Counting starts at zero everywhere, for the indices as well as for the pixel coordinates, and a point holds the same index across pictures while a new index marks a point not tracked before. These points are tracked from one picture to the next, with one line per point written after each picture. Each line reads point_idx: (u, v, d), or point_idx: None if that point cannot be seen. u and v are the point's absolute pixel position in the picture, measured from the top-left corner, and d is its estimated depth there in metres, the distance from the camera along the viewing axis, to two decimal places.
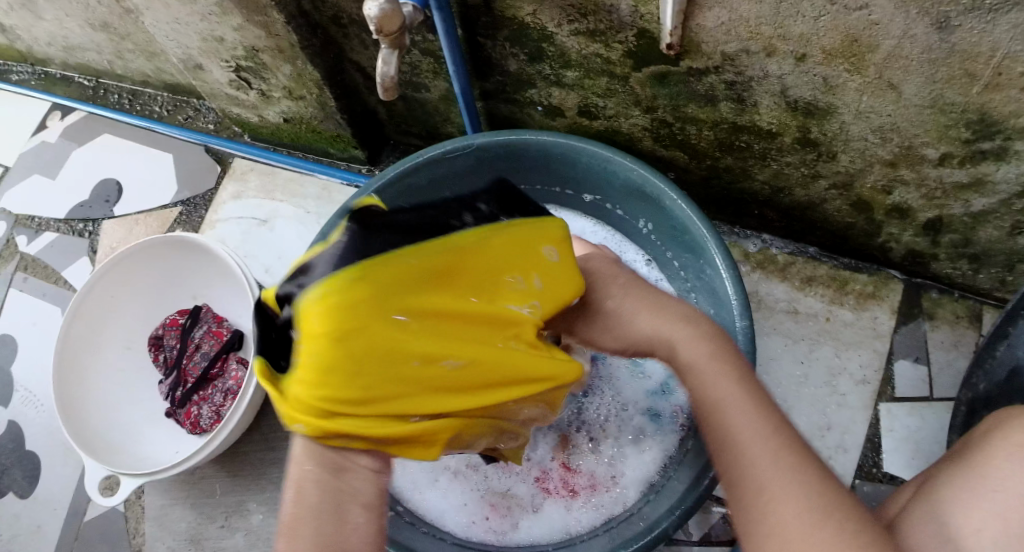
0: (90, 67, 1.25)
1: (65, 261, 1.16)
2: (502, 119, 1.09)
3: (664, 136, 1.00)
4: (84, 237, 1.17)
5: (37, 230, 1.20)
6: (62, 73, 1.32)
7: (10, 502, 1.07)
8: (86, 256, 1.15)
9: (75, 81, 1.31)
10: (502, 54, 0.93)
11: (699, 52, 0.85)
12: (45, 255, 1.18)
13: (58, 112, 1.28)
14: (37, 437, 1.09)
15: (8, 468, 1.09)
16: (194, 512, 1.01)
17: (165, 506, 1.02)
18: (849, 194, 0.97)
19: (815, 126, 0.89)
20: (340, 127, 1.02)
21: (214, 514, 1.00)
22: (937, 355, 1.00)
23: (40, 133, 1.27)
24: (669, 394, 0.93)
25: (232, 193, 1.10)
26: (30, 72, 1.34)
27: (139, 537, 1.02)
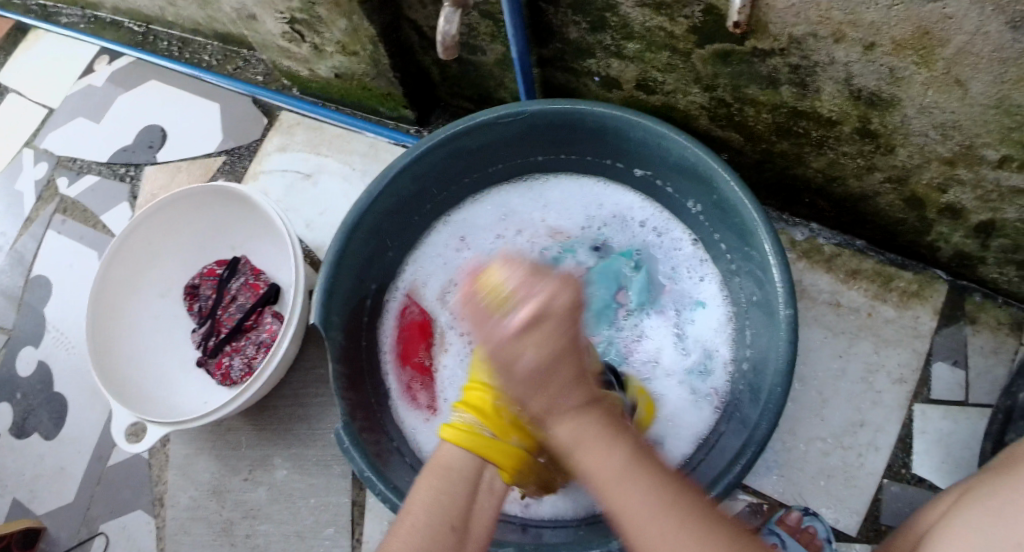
0: (141, 13, 1.25)
1: (104, 205, 1.16)
2: (556, 88, 1.08)
3: (721, 116, 0.99)
4: (126, 182, 1.17)
5: (79, 173, 1.20)
6: (112, 17, 1.31)
7: (37, 443, 1.08)
8: (126, 201, 1.15)
9: (125, 26, 1.30)
10: (563, 21, 0.92)
11: (766, 33, 0.83)
12: (85, 198, 1.18)
13: (106, 57, 1.28)
14: (66, 379, 1.10)
15: (35, 409, 1.09)
16: (218, 463, 1.01)
17: (190, 456, 1.02)
18: (902, 189, 0.95)
19: (876, 117, 0.88)
20: (391, 86, 1.01)
21: (238, 466, 1.00)
22: (976, 360, 0.99)
23: (88, 76, 1.27)
24: (705, 377, 0.95)
25: (277, 145, 1.10)
26: (80, 16, 1.34)
27: (162, 485, 1.02)
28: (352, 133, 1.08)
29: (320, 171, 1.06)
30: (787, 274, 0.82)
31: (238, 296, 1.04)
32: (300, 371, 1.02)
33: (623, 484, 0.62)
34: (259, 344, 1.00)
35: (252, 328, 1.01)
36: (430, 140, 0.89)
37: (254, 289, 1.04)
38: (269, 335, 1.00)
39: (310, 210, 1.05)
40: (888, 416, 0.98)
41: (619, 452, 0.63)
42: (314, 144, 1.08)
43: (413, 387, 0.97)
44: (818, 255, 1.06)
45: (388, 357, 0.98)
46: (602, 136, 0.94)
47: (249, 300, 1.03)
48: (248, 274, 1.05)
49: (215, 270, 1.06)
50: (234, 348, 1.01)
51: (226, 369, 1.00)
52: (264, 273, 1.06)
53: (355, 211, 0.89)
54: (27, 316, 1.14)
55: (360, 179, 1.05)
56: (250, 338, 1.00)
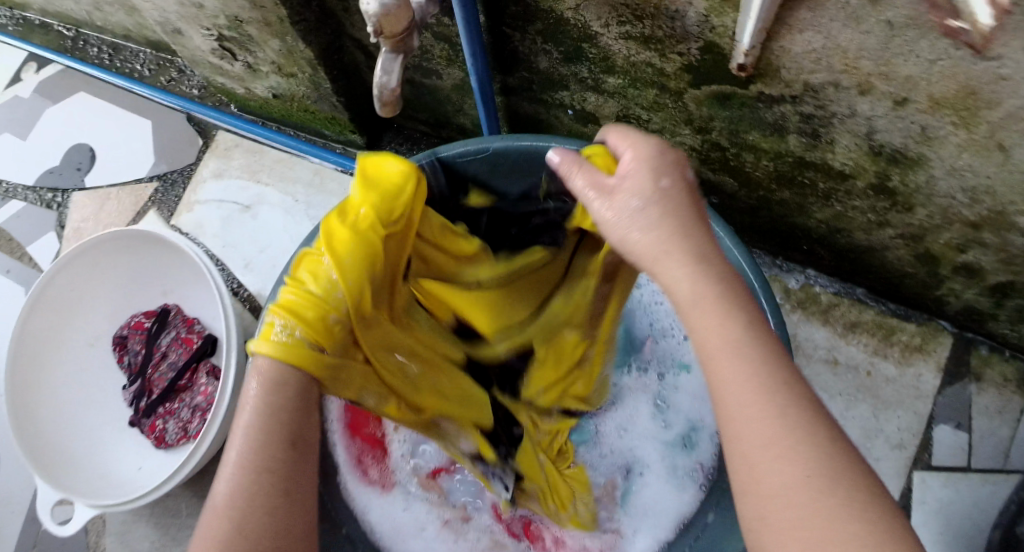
0: (69, 17, 1.11)
1: (27, 236, 1.02)
2: (524, 119, 0.96)
3: (714, 160, 0.87)
4: (52, 209, 1.03)
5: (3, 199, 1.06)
6: (40, 19, 1.17)
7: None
8: (54, 231, 1.02)
9: (54, 30, 1.16)
10: (531, 49, 0.82)
11: (777, 78, 0.72)
12: (11, 227, 1.03)
13: (33, 64, 1.14)
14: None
15: None
16: (157, 532, 0.92)
17: (128, 522, 0.93)
18: (915, 245, 0.85)
19: (897, 174, 0.76)
20: (336, 109, 0.87)
21: (179, 537, 0.91)
22: (979, 422, 0.91)
23: (15, 85, 1.14)
24: (690, 451, 0.85)
25: (213, 170, 1.00)
26: (7, 16, 1.19)
27: None
28: (298, 158, 0.99)
29: (260, 202, 0.97)
30: (788, 358, 0.70)
31: (169, 353, 0.95)
32: None
33: (726, 353, 0.49)
34: (194, 407, 0.92)
35: (186, 387, 0.93)
36: None
37: (186, 344, 0.95)
38: (205, 398, 0.92)
39: (250, 247, 0.95)
40: (886, 485, 0.90)
41: (708, 288, 0.51)
42: (253, 169, 0.99)
43: (363, 460, 0.85)
44: (814, 306, 0.96)
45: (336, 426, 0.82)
46: None
47: (181, 358, 0.94)
48: (179, 327, 0.97)
49: (143, 323, 0.97)
50: (168, 410, 0.92)
51: (160, 433, 0.91)
52: (197, 324, 0.98)
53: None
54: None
55: (304, 211, 0.96)
56: (184, 400, 0.92)
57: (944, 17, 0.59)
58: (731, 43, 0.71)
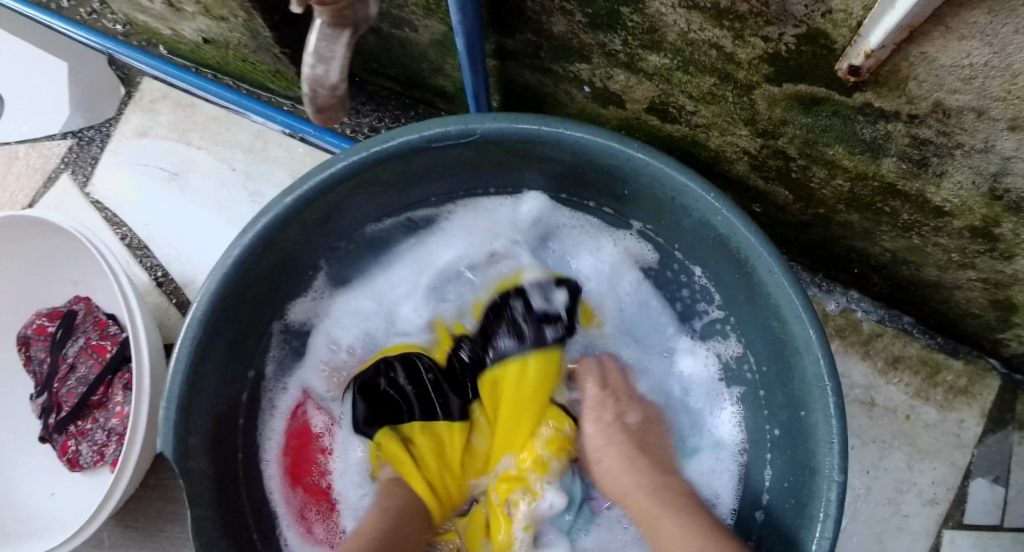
0: None
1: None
2: (523, 89, 0.74)
3: (770, 168, 0.69)
4: None
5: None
6: None
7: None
8: None
9: None
10: (544, 6, 0.59)
11: (899, 88, 0.53)
12: None
13: None
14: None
15: None
16: None
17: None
18: (996, 291, 0.70)
19: (1012, 221, 0.60)
20: (279, 63, 0.62)
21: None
22: (1020, 476, 0.81)
23: None
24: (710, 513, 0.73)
25: (137, 129, 0.81)
26: None
27: None
28: (235, 116, 0.79)
29: (190, 170, 0.78)
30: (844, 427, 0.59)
31: (78, 364, 0.76)
32: None
33: (623, 473, 0.66)
34: (110, 429, 0.74)
35: (100, 405, 0.75)
36: (326, 167, 0.58)
37: (97, 353, 0.76)
38: (121, 419, 0.74)
39: (174, 224, 0.77)
40: (913, 544, 0.79)
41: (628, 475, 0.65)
42: (184, 129, 0.80)
43: (311, 515, 0.72)
44: (854, 335, 0.82)
45: (272, 475, 0.71)
46: (595, 174, 0.67)
47: (92, 371, 0.75)
48: (88, 332, 0.77)
49: (47, 326, 0.78)
50: (81, 430, 0.75)
51: (73, 457, 0.75)
52: (111, 324, 0.78)
53: (220, 280, 0.57)
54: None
55: (240, 184, 0.77)
56: (97, 421, 0.74)
57: None
58: (851, 36, 0.50)
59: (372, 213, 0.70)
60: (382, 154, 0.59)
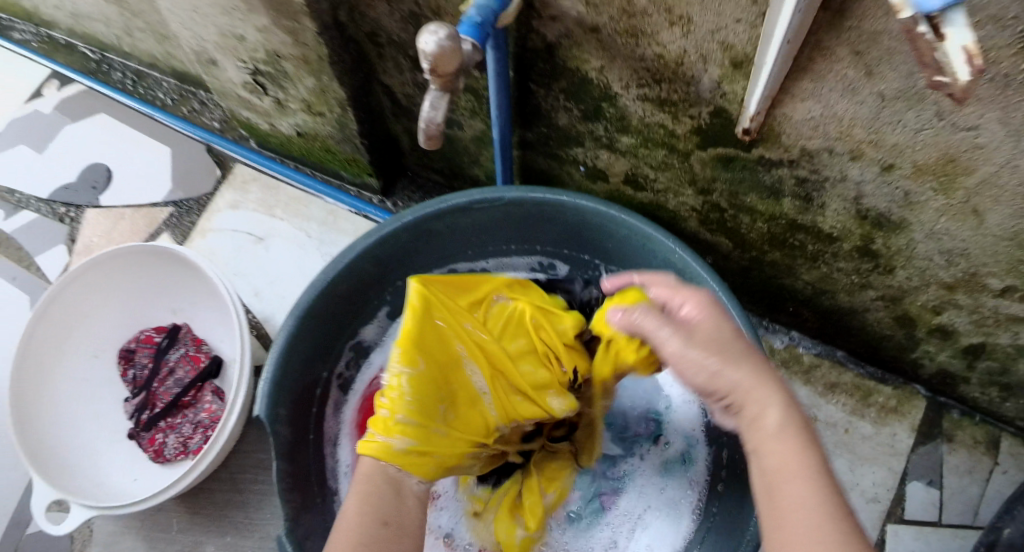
0: (96, 39, 1.19)
1: (39, 246, 1.09)
2: (536, 172, 1.01)
3: (712, 220, 0.94)
4: (64, 223, 1.10)
5: (15, 207, 1.13)
6: (66, 39, 1.25)
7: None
8: (63, 245, 1.08)
9: (79, 50, 1.24)
10: (553, 106, 0.86)
11: (778, 143, 0.79)
12: (20, 237, 1.10)
13: (55, 82, 1.21)
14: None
15: None
16: (145, 544, 0.98)
17: (117, 533, 0.99)
18: (894, 307, 0.92)
19: (881, 237, 0.83)
20: (357, 151, 0.92)
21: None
22: (950, 480, 0.98)
23: (35, 100, 1.21)
24: (688, 464, 0.90)
25: (229, 202, 1.05)
26: (33, 33, 1.26)
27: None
28: (311, 196, 1.02)
29: (272, 235, 1.01)
30: None
31: (176, 369, 0.99)
32: (239, 455, 1.00)
33: (759, 391, 0.58)
34: (196, 423, 0.96)
35: (189, 404, 0.97)
36: (396, 221, 0.86)
37: (194, 361, 0.99)
38: (208, 415, 0.97)
39: (259, 277, 0.99)
40: None
41: (792, 454, 0.55)
42: (269, 205, 1.03)
43: None
44: (797, 366, 1.03)
45: (349, 423, 0.94)
46: (582, 230, 0.91)
47: (188, 374, 0.98)
48: (188, 344, 1.00)
49: (154, 337, 1.01)
50: (169, 425, 0.96)
51: (160, 446, 0.95)
52: (205, 343, 1.02)
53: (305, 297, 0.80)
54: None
55: (315, 248, 1.00)
56: (187, 416, 0.96)
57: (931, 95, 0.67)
58: (741, 109, 0.76)
59: (426, 266, 0.94)
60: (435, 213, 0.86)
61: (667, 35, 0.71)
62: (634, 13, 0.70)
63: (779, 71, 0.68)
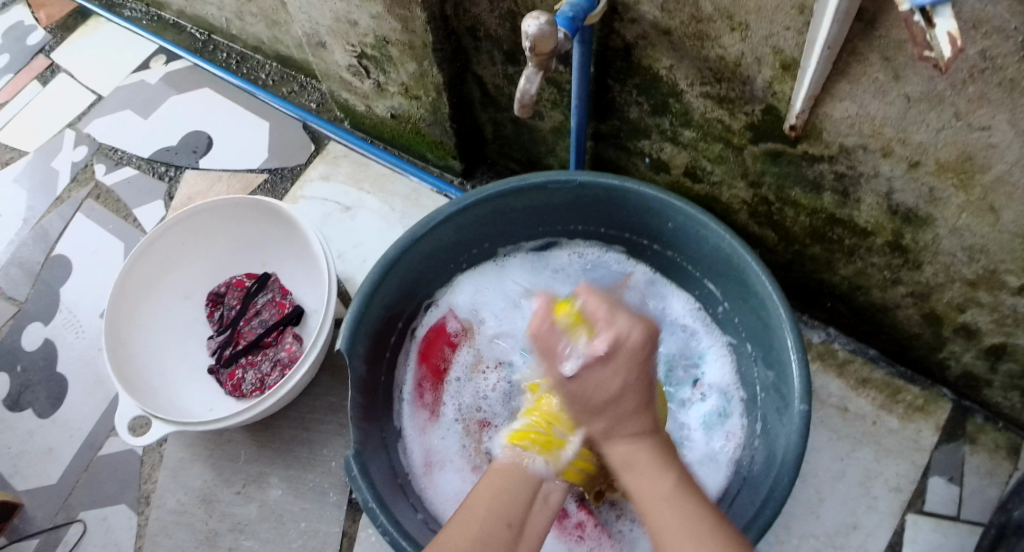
0: (205, 22, 1.38)
1: (138, 199, 1.25)
2: (605, 162, 1.14)
3: (760, 213, 1.04)
4: (164, 181, 1.26)
5: (117, 163, 1.30)
6: (175, 20, 1.45)
7: (28, 420, 1.12)
8: (161, 200, 1.24)
9: (186, 31, 1.44)
10: (626, 100, 0.99)
11: (819, 139, 0.89)
12: (119, 189, 1.27)
13: (163, 57, 1.40)
14: (70, 360, 1.14)
15: (34, 385, 1.13)
16: (212, 472, 1.04)
17: (184, 460, 1.05)
18: (923, 304, 1.00)
19: (909, 233, 0.93)
20: (445, 135, 1.07)
21: (233, 479, 1.03)
22: (970, 479, 1.03)
23: (142, 72, 1.39)
24: (723, 421, 1.03)
25: (321, 173, 1.18)
26: (143, 13, 1.48)
27: (151, 484, 1.05)
28: (397, 175, 1.15)
29: (359, 206, 1.14)
30: (805, 371, 0.87)
31: (262, 311, 1.08)
32: (306, 398, 1.06)
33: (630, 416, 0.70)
34: (275, 361, 1.03)
35: (270, 344, 1.04)
36: (479, 193, 0.95)
37: (279, 307, 1.08)
38: (286, 354, 1.03)
39: (344, 241, 1.11)
40: (881, 522, 1.02)
41: (672, 495, 0.68)
42: (358, 179, 1.16)
43: (425, 386, 1.05)
44: (832, 359, 1.11)
45: (411, 353, 1.06)
46: (644, 216, 1.01)
47: (272, 317, 1.07)
48: (275, 291, 1.09)
49: (244, 282, 1.10)
50: (250, 361, 1.04)
51: (238, 381, 1.02)
52: (291, 293, 1.10)
53: (397, 249, 0.93)
54: (41, 293, 1.20)
55: (397, 220, 1.12)
56: (267, 354, 1.04)
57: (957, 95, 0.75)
58: (788, 105, 0.86)
59: (503, 241, 1.07)
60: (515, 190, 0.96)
61: (728, 39, 0.82)
62: (701, 19, 0.82)
63: (821, 71, 0.78)
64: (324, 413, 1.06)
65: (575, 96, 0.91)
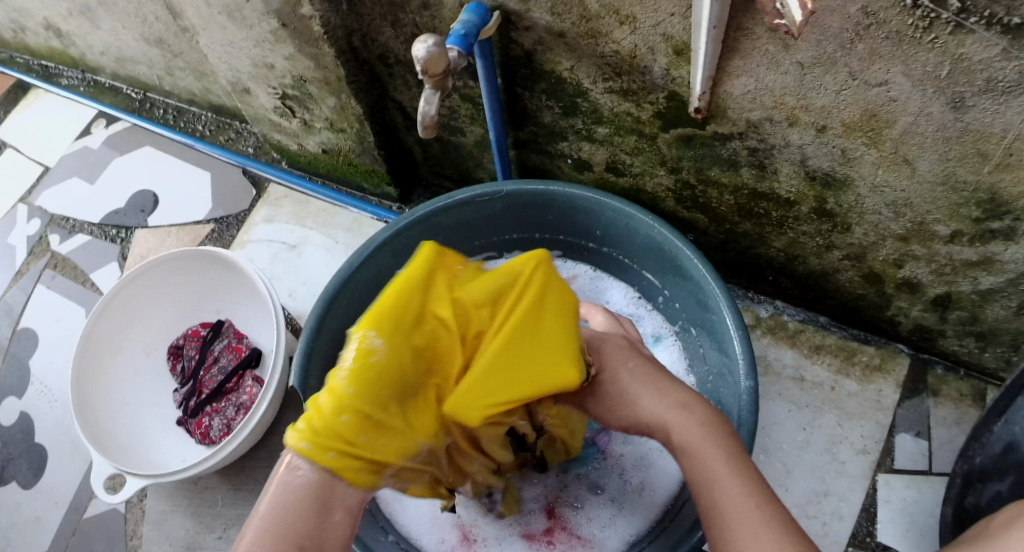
0: (140, 82, 1.43)
1: (94, 264, 1.29)
2: (532, 169, 1.16)
3: (687, 198, 1.06)
4: (117, 243, 1.30)
5: (70, 231, 1.34)
6: (111, 83, 1.51)
7: (14, 491, 1.15)
8: (116, 262, 1.28)
9: (123, 92, 1.49)
10: (538, 106, 1.01)
11: (726, 117, 0.89)
12: (75, 256, 1.31)
13: (103, 120, 1.45)
14: (46, 428, 1.18)
15: (14, 458, 1.17)
16: (193, 520, 1.07)
17: (166, 511, 1.08)
18: (861, 265, 1.01)
19: (832, 197, 0.93)
20: (376, 163, 1.11)
21: (213, 524, 1.06)
22: (938, 431, 1.03)
23: (85, 137, 1.44)
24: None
25: (264, 216, 1.22)
26: (80, 79, 1.54)
27: (136, 539, 1.08)
28: (337, 208, 1.19)
29: (304, 243, 1.17)
30: (747, 347, 0.86)
31: (221, 357, 1.12)
32: (276, 435, 1.10)
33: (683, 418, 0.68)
34: (238, 405, 1.08)
35: (232, 390, 1.09)
36: (409, 216, 0.98)
37: (236, 351, 1.12)
38: (248, 397, 1.08)
39: (292, 280, 1.15)
40: (852, 485, 1.02)
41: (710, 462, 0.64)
42: (300, 217, 1.20)
43: None
44: (783, 331, 1.13)
45: None
46: (574, 216, 1.02)
47: (231, 362, 1.11)
48: (231, 336, 1.13)
49: (200, 331, 1.15)
50: (214, 408, 1.08)
51: (206, 428, 1.07)
52: (246, 337, 1.15)
53: (336, 280, 0.95)
54: (11, 367, 1.24)
55: (341, 251, 1.16)
56: (230, 399, 1.08)
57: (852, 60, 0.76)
58: (688, 90, 0.88)
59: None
60: (443, 208, 0.99)
61: (619, 33, 0.84)
62: (590, 17, 0.83)
63: (713, 50, 0.79)
64: None
65: (487, 110, 0.93)
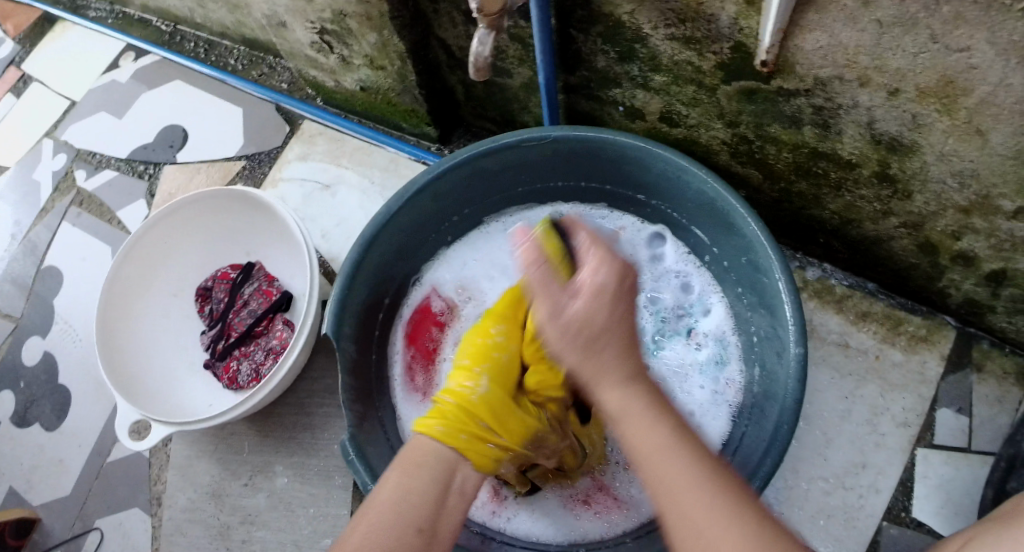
0: (171, 14, 1.37)
1: (120, 201, 1.27)
2: (580, 114, 1.12)
3: (742, 152, 1.01)
4: (144, 180, 1.28)
5: (96, 167, 1.32)
6: (140, 15, 1.44)
7: (38, 433, 1.17)
8: (143, 199, 1.26)
9: (153, 24, 1.43)
10: (592, 49, 0.96)
11: (793, 73, 0.85)
12: (101, 193, 1.29)
13: (131, 54, 1.40)
14: (70, 370, 1.19)
15: (39, 399, 1.18)
16: (219, 466, 1.09)
17: (191, 457, 1.10)
18: (917, 235, 0.97)
19: (896, 162, 0.88)
20: (416, 102, 1.07)
21: (240, 471, 1.08)
22: (979, 408, 1.01)
23: (113, 71, 1.40)
24: (721, 368, 1.01)
25: (298, 154, 1.19)
26: (108, 11, 1.47)
27: (161, 484, 1.10)
28: (373, 146, 1.16)
29: (339, 183, 1.15)
30: (799, 313, 0.84)
31: (251, 301, 1.11)
32: (308, 381, 1.10)
33: (644, 427, 0.68)
34: (268, 350, 1.07)
35: (262, 333, 1.09)
36: (452, 158, 0.94)
37: (266, 295, 1.11)
38: (278, 341, 1.07)
39: (326, 220, 1.13)
40: (890, 459, 1.01)
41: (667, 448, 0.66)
42: (335, 155, 1.17)
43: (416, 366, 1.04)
44: (829, 295, 1.10)
45: (398, 337, 1.06)
46: (625, 166, 0.98)
47: (261, 306, 1.10)
48: (261, 280, 1.12)
49: (229, 274, 1.13)
50: (243, 352, 1.08)
51: (234, 373, 1.07)
52: (277, 280, 1.13)
53: (375, 224, 0.93)
54: (36, 306, 1.24)
55: (377, 193, 1.13)
56: (260, 343, 1.08)
57: (936, 23, 0.70)
58: (756, 42, 0.82)
59: (485, 209, 1.08)
60: (486, 153, 0.95)
61: None
62: None
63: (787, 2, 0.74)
64: (322, 396, 1.09)
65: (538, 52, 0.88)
